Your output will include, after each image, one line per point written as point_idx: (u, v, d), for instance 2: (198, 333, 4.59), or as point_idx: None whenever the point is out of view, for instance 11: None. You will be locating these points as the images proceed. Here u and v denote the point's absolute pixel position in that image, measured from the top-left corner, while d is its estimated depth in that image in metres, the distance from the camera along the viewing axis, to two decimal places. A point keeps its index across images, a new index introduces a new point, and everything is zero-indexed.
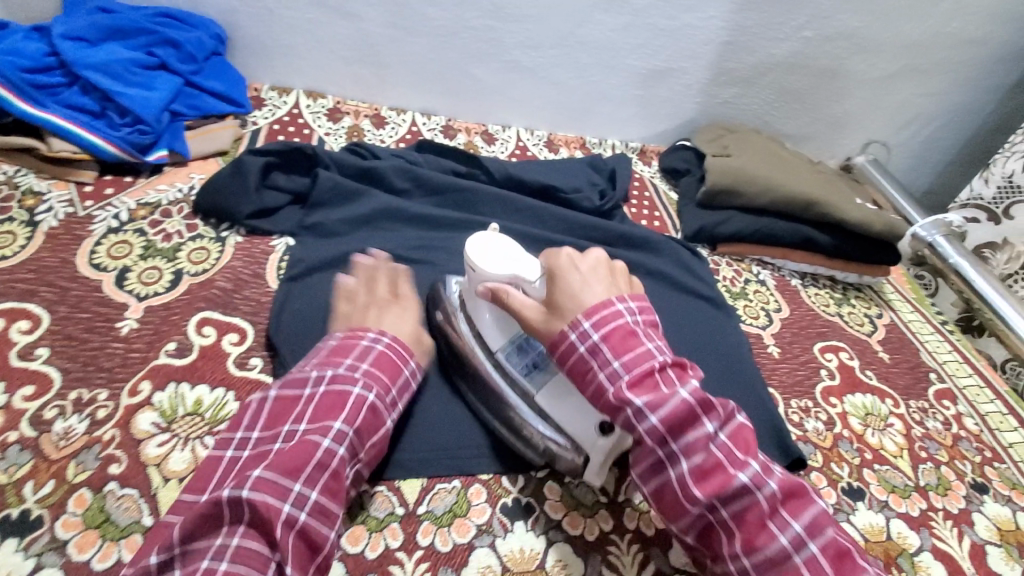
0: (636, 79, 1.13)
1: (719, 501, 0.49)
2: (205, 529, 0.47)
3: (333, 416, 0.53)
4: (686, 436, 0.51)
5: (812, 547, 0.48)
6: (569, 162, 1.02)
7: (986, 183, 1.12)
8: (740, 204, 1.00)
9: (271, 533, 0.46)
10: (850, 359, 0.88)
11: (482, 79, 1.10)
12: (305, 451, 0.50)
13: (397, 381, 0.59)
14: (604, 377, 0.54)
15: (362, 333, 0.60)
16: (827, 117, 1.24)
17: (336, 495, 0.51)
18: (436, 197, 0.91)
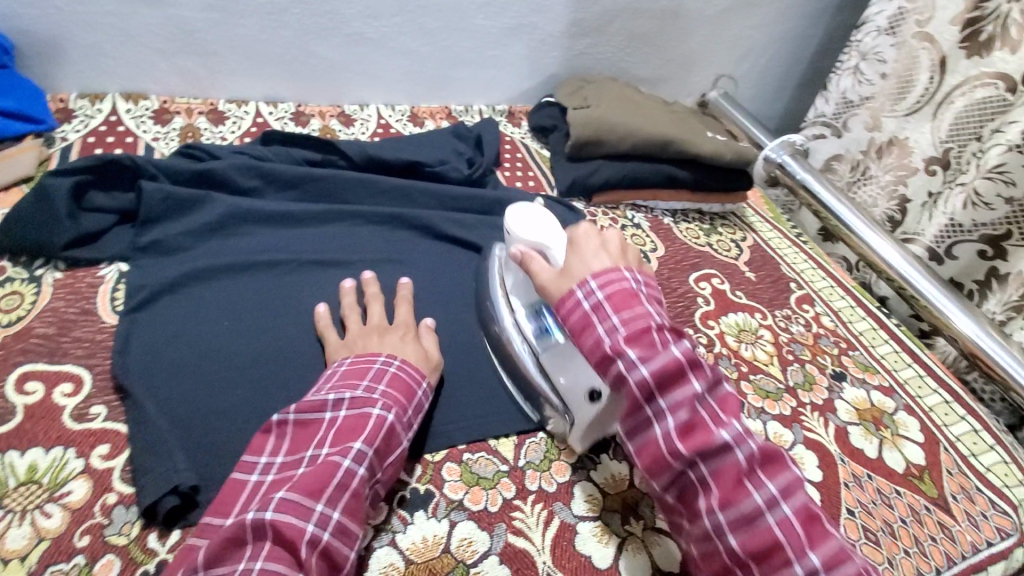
0: (489, 40, 1.10)
1: (727, 507, 0.49)
2: (229, 554, 0.45)
3: (354, 436, 0.53)
4: (698, 436, 0.50)
5: (827, 574, 0.46)
6: (433, 134, 0.99)
7: (827, 101, 1.23)
8: (606, 153, 1.01)
9: (295, 553, 0.46)
10: (721, 283, 0.94)
11: (327, 57, 1.03)
12: (327, 472, 0.50)
13: (413, 400, 0.60)
14: (603, 331, 0.54)
15: (371, 357, 0.61)
16: (678, 56, 1.28)
17: (357, 513, 0.51)
18: (292, 191, 0.84)
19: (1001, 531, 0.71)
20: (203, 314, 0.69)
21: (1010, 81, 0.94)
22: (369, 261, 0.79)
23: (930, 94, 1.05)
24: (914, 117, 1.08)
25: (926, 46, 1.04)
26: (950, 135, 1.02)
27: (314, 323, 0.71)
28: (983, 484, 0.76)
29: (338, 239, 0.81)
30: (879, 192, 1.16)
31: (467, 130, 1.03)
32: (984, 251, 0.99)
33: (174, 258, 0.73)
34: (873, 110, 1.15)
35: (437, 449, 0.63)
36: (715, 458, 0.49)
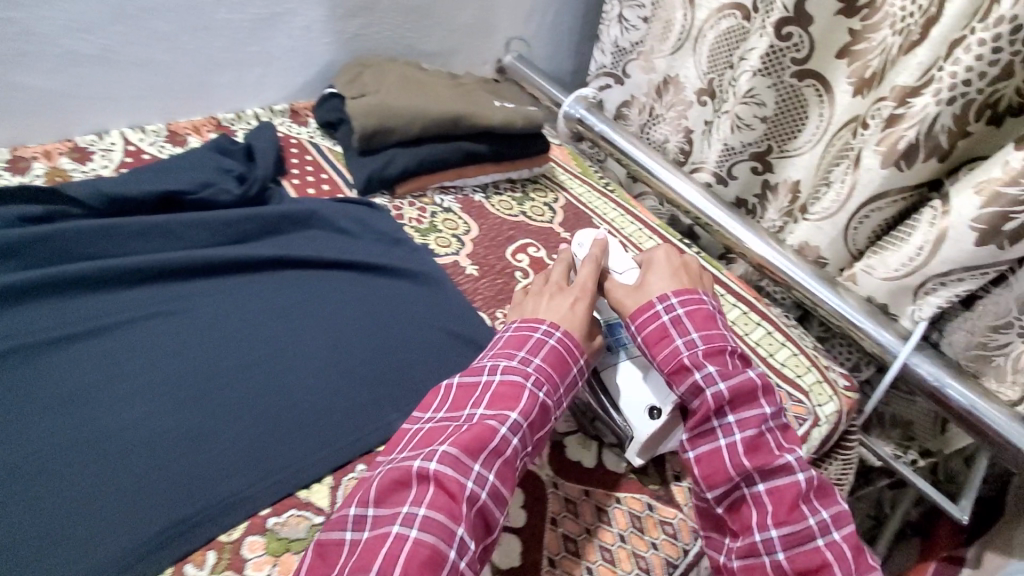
0: (242, 35, 0.97)
1: (761, 475, 0.60)
2: (394, 492, 0.52)
3: (512, 396, 0.59)
4: (745, 412, 0.63)
5: (835, 534, 0.58)
6: (189, 154, 0.86)
7: (603, 53, 1.28)
8: (398, 140, 0.96)
9: (457, 508, 0.51)
10: (538, 251, 0.95)
11: (30, 84, 0.84)
12: (485, 435, 0.56)
13: (566, 373, 0.64)
14: (680, 342, 0.66)
15: (533, 325, 0.66)
16: (463, 25, 1.25)
17: (506, 478, 0.56)
18: (7, 260, 0.68)
19: (799, 418, 0.81)
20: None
21: (743, 10, 1.03)
22: (126, 321, 0.68)
23: (687, 30, 1.12)
24: (679, 55, 1.16)
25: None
26: (710, 66, 1.11)
27: (60, 414, 0.59)
28: (780, 381, 0.85)
29: (82, 307, 0.68)
30: (669, 129, 1.23)
31: (234, 143, 0.91)
32: (755, 167, 1.09)
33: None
34: (644, 54, 1.22)
35: (235, 524, 0.56)
36: (758, 435, 0.61)
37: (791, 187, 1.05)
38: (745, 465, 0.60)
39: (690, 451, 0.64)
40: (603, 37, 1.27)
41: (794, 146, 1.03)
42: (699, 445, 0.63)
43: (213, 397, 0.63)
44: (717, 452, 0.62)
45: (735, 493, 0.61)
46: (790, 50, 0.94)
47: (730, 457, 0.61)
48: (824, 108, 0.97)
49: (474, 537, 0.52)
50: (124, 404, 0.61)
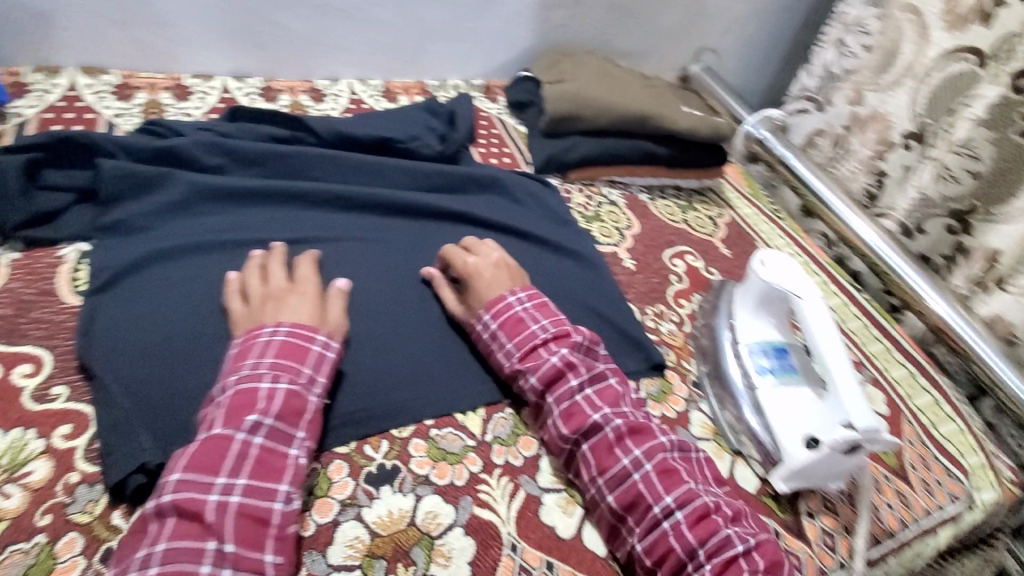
0: (464, 12, 1.07)
1: (581, 438, 0.61)
2: (195, 488, 0.48)
3: (253, 408, 0.52)
4: (557, 388, 0.63)
5: (648, 466, 0.59)
6: (404, 109, 0.97)
7: (810, 74, 1.24)
8: (583, 129, 1.00)
9: (202, 522, 0.47)
10: (695, 260, 0.94)
11: (295, 30, 1.00)
12: (218, 448, 0.50)
13: (306, 359, 0.57)
14: (501, 355, 0.66)
15: (257, 331, 0.58)
16: (659, 30, 1.26)
17: (269, 473, 0.51)
18: (258, 168, 0.81)
19: (953, 496, 0.73)
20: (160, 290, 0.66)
21: (979, 55, 0.94)
22: (336, 235, 0.78)
23: (913, 68, 1.04)
24: (888, 91, 1.09)
25: (909, 17, 1.05)
26: (926, 109, 1.02)
27: (282, 300, 0.69)
28: (940, 454, 0.78)
29: (304, 217, 0.79)
30: (859, 168, 1.15)
31: (439, 106, 1.01)
32: (952, 226, 0.98)
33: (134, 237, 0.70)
34: (855, 84, 1.15)
35: (403, 425, 0.62)
36: (591, 394, 0.63)
37: (986, 255, 0.93)
38: (568, 435, 0.61)
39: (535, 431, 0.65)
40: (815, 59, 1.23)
41: (1001, 210, 0.91)
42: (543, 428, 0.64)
43: (398, 316, 0.71)
44: (548, 427, 0.63)
45: (570, 457, 0.62)
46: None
47: (554, 430, 0.62)
48: None
49: (242, 540, 0.48)
50: (327, 303, 0.70)
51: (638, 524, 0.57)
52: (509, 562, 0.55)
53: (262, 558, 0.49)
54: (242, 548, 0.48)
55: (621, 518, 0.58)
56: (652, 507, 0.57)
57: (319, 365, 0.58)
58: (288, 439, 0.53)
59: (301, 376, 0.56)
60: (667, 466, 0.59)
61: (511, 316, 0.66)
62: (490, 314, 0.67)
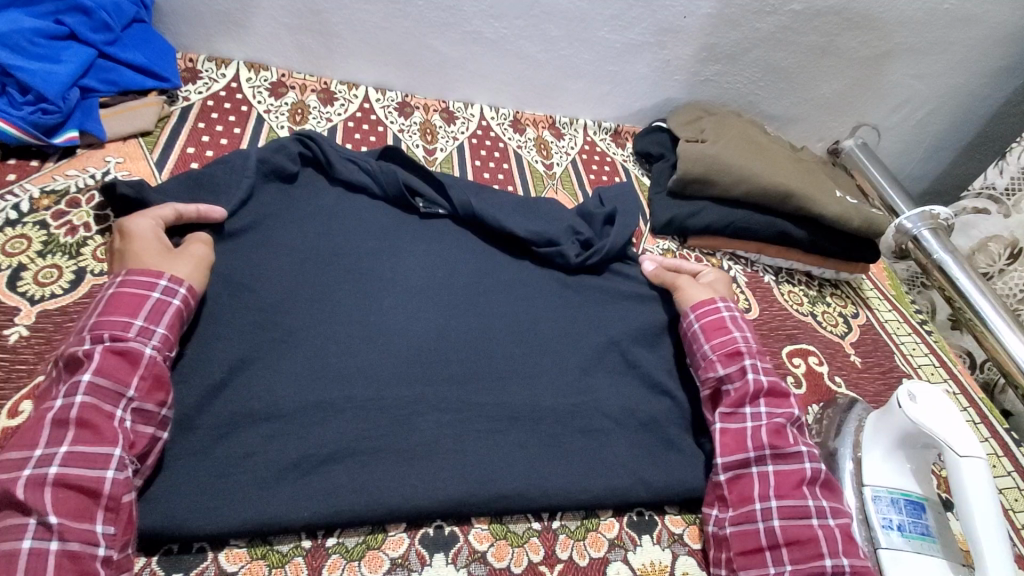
0: (611, 54, 1.03)
1: (774, 455, 0.59)
2: (9, 468, 0.44)
3: (76, 372, 0.49)
4: (777, 405, 0.63)
5: (830, 521, 0.56)
6: (552, 204, 0.87)
7: (1001, 172, 1.08)
8: (713, 195, 0.92)
9: (18, 498, 0.43)
10: (818, 364, 0.83)
11: (442, 52, 1.01)
12: (88, 415, 0.47)
13: (145, 306, 0.54)
14: (740, 337, 0.68)
15: (153, 276, 0.56)
16: (816, 98, 1.15)
17: (99, 438, 0.47)
18: (376, 234, 0.76)
19: None
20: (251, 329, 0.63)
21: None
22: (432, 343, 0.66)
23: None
24: None
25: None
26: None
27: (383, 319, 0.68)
28: None
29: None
30: None
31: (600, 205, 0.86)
32: None
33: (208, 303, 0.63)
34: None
35: None
36: (796, 430, 0.63)
37: None
38: (768, 442, 0.60)
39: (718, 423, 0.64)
40: (1009, 156, 1.07)
41: None
42: (730, 420, 0.63)
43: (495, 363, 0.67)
44: (740, 428, 0.62)
45: (743, 468, 0.60)
46: None
47: (754, 432, 0.61)
48: None
49: (76, 517, 0.44)
50: (416, 334, 0.67)
51: (792, 563, 0.54)
52: None
53: (93, 529, 0.44)
54: (69, 520, 0.44)
55: (773, 545, 0.55)
56: (822, 558, 0.54)
57: (156, 316, 0.55)
58: (115, 398, 0.49)
59: (132, 331, 0.52)
60: (847, 532, 0.56)
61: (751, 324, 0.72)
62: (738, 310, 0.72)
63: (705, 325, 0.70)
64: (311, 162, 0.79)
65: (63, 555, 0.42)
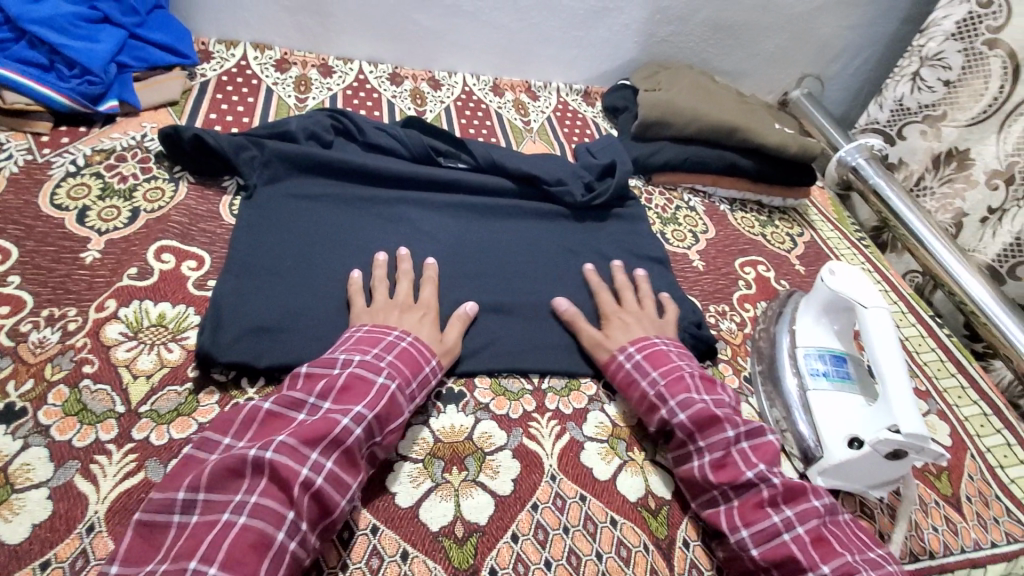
0: (576, 20, 1.17)
1: (731, 489, 0.60)
2: (293, 458, 0.51)
3: (356, 401, 0.57)
4: (711, 433, 0.63)
5: (801, 529, 0.57)
6: (559, 158, 1.01)
7: (881, 107, 1.21)
8: (671, 135, 1.05)
9: (289, 492, 0.50)
10: (766, 271, 0.97)
11: (426, 25, 1.14)
12: (352, 440, 0.54)
13: (419, 374, 0.63)
14: (646, 384, 0.68)
15: (427, 356, 0.65)
16: (761, 53, 1.29)
17: (349, 467, 0.54)
18: (398, 182, 0.90)
19: (1010, 535, 0.70)
20: (283, 250, 0.75)
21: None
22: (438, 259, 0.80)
23: (999, 104, 1.02)
24: (975, 129, 1.06)
25: (999, 53, 1.01)
26: (1016, 149, 1.00)
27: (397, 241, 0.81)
28: (1003, 494, 0.75)
29: (411, 219, 0.86)
30: (937, 205, 1.13)
31: (596, 158, 1.02)
32: None
33: (250, 230, 0.76)
34: (932, 119, 1.12)
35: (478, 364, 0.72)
36: (742, 450, 0.62)
37: None
38: (714, 482, 0.61)
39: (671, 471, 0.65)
40: (886, 91, 1.19)
41: None
42: (681, 463, 0.64)
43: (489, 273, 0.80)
44: (689, 468, 0.63)
45: (712, 506, 0.61)
46: None
47: (701, 474, 0.62)
48: None
49: (309, 524, 0.50)
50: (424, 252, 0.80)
51: None
52: (547, 488, 0.61)
53: (316, 536, 0.51)
54: (308, 529, 0.50)
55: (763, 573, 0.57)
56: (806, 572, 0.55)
57: (421, 389, 0.63)
58: (372, 431, 0.56)
59: (402, 403, 0.60)
60: (819, 536, 0.57)
61: (681, 348, 0.73)
62: (635, 346, 0.71)
63: (618, 380, 0.70)
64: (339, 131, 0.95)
65: (295, 555, 0.49)
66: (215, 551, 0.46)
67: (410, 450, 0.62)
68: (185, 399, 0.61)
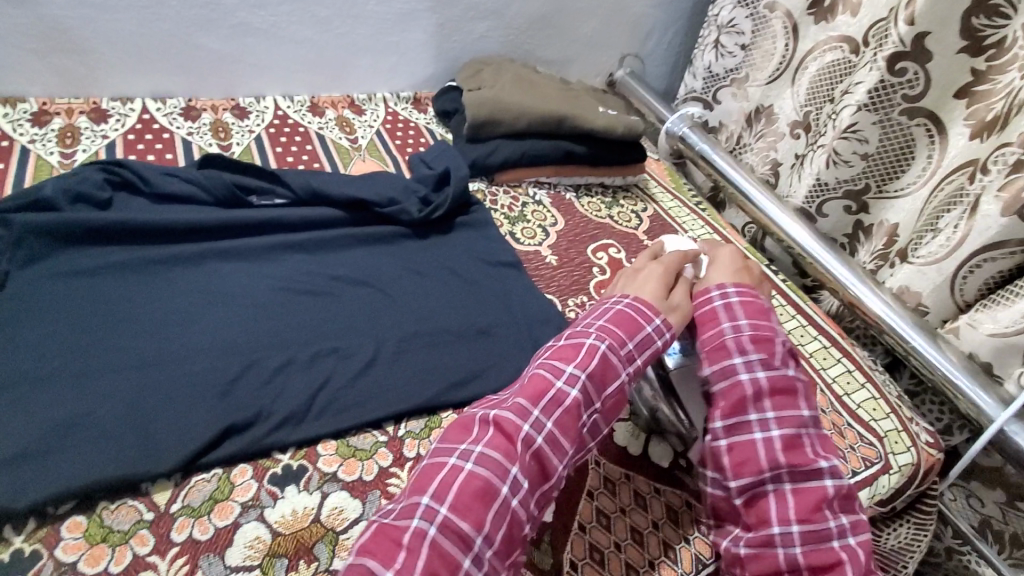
0: (385, 26, 1.10)
1: (790, 474, 0.58)
2: (519, 412, 0.54)
3: (574, 360, 0.58)
4: (786, 411, 0.60)
5: (852, 539, 0.56)
6: (389, 174, 0.94)
7: (694, 77, 1.29)
8: (504, 132, 1.02)
9: (512, 446, 0.52)
10: (618, 252, 0.98)
11: (214, 49, 1.01)
12: (565, 401, 0.56)
13: (640, 334, 0.62)
14: (728, 327, 0.64)
15: (650, 314, 0.64)
16: (581, 38, 1.31)
17: (568, 433, 0.55)
18: (202, 233, 0.78)
19: (867, 460, 0.76)
20: (50, 347, 0.61)
21: (852, 43, 0.98)
22: (257, 317, 0.70)
23: (787, 60, 1.10)
24: (774, 85, 1.13)
25: (778, 14, 1.08)
26: (808, 100, 1.07)
27: (204, 305, 0.70)
28: (853, 420, 0.80)
29: (222, 275, 0.74)
30: (754, 159, 1.20)
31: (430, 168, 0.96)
32: (849, 206, 1.04)
33: (0, 331, 0.61)
34: (737, 82, 1.20)
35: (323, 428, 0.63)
36: (811, 437, 0.61)
37: (888, 230, 0.99)
38: (780, 461, 0.58)
39: (721, 437, 0.61)
40: (696, 61, 1.27)
41: (894, 187, 0.97)
42: (735, 433, 0.60)
43: (322, 320, 0.72)
44: (749, 440, 0.59)
45: (758, 488, 0.58)
46: (902, 87, 0.91)
47: (764, 449, 0.59)
48: (932, 155, 0.91)
49: (529, 483, 0.52)
50: (240, 311, 0.70)
51: None
52: None
53: (528, 507, 0.52)
54: (495, 559, 0.49)
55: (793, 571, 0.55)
56: None
57: (643, 347, 0.62)
58: (592, 399, 0.57)
59: (625, 354, 0.60)
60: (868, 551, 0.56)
61: (754, 301, 0.66)
62: (738, 291, 0.67)
63: (696, 317, 0.67)
64: (120, 185, 0.80)
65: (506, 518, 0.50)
66: (443, 493, 0.49)
67: (243, 558, 0.52)
68: None
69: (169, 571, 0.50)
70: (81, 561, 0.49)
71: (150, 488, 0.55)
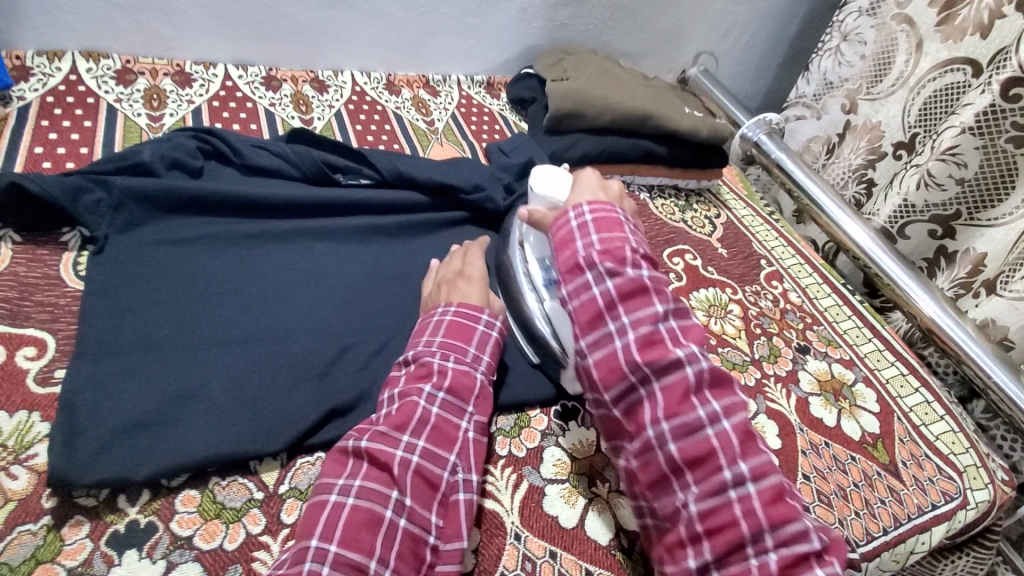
0: (469, 7, 1.07)
1: (674, 433, 0.50)
2: (386, 441, 0.52)
3: (431, 379, 0.57)
4: (661, 361, 0.52)
5: (753, 490, 0.48)
6: (470, 161, 0.92)
7: (807, 82, 1.25)
8: (585, 126, 1.00)
9: (389, 473, 0.51)
10: (694, 259, 0.96)
11: (300, 19, 0.99)
12: (426, 419, 0.54)
13: (474, 339, 0.62)
14: (594, 277, 0.56)
15: (477, 315, 0.63)
16: (659, 32, 1.28)
17: (445, 443, 0.55)
18: (292, 210, 0.77)
19: (945, 494, 0.75)
20: (155, 316, 0.61)
21: (976, 66, 0.94)
22: (352, 301, 0.70)
23: (904, 77, 1.05)
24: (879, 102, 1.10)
25: (905, 29, 1.04)
26: (918, 121, 1.04)
27: (297, 284, 0.70)
28: (931, 452, 0.79)
29: (314, 254, 0.74)
30: (847, 175, 1.17)
31: (509, 158, 0.94)
32: (935, 231, 1.01)
33: (107, 296, 0.62)
34: (848, 93, 1.16)
35: None
36: (695, 381, 0.52)
37: (973, 258, 0.96)
38: (661, 422, 0.51)
39: (612, 409, 0.54)
40: (812, 66, 1.23)
41: (989, 215, 0.94)
42: (618, 401, 0.53)
43: (411, 308, 0.72)
44: (632, 407, 0.52)
45: (648, 455, 0.52)
46: (1015, 112, 0.88)
47: (647, 414, 0.52)
48: None
49: (417, 499, 0.51)
50: (332, 294, 0.70)
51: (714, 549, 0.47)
52: (513, 552, 0.55)
53: (429, 517, 0.51)
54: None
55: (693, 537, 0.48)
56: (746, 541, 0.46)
57: (483, 346, 0.62)
58: (459, 412, 0.57)
59: (469, 359, 0.60)
60: (776, 497, 0.48)
61: (609, 216, 0.60)
62: (590, 207, 0.61)
63: (563, 273, 0.59)
64: (211, 155, 0.80)
65: (408, 533, 0.49)
66: (333, 530, 0.47)
67: None
68: (43, 541, 0.47)
69: (280, 552, 0.51)
70: (197, 536, 0.50)
71: (257, 467, 0.55)
